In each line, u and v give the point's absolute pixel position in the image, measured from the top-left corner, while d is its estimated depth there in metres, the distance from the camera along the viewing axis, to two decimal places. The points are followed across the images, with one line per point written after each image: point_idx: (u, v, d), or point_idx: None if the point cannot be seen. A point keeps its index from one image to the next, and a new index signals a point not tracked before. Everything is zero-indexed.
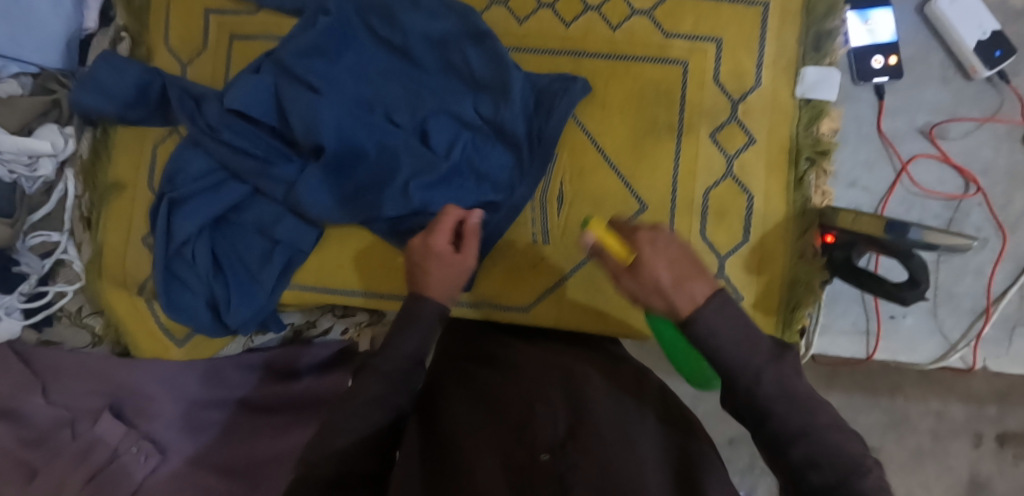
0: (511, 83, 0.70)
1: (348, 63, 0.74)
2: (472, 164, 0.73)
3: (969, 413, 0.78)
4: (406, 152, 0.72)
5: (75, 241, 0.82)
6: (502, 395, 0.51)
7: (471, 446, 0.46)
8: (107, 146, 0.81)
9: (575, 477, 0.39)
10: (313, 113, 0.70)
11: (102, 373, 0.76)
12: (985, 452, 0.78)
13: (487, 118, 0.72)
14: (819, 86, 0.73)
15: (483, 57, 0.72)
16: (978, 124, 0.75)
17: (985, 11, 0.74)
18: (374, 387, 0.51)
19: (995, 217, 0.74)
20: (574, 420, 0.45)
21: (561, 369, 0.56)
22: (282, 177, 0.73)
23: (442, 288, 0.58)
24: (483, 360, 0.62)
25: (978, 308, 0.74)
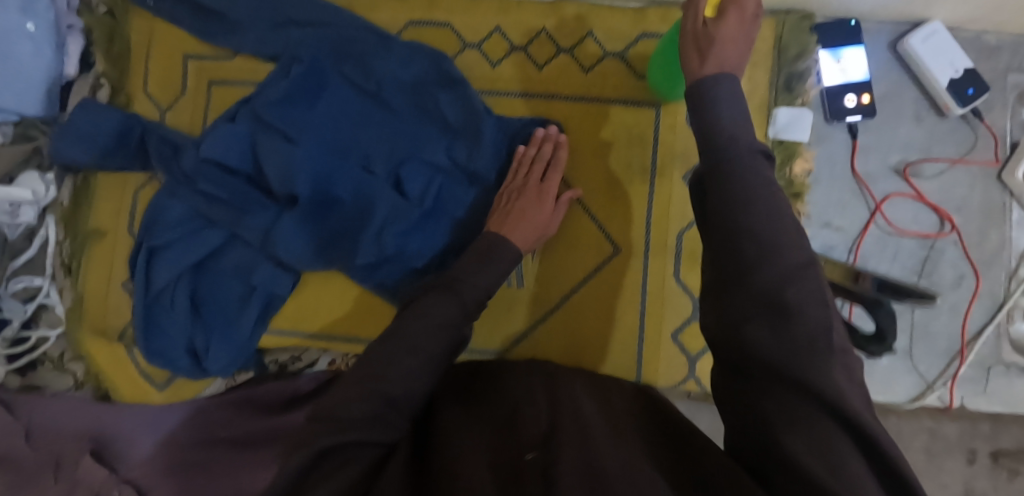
0: (483, 130, 0.72)
1: (322, 110, 0.74)
2: (446, 207, 0.74)
3: (962, 430, 0.75)
4: (380, 198, 0.71)
5: (57, 286, 0.83)
6: (485, 406, 0.52)
7: (460, 434, 0.47)
8: (88, 193, 0.83)
9: (564, 454, 0.38)
10: (289, 160, 0.71)
11: (81, 418, 0.77)
12: (980, 470, 0.74)
13: (462, 164, 0.74)
14: (791, 127, 0.74)
15: (456, 104, 0.74)
16: (951, 164, 0.76)
17: (957, 48, 0.74)
18: (438, 305, 0.57)
19: (968, 255, 0.75)
20: (562, 417, 0.44)
21: (542, 376, 0.59)
22: (257, 226, 0.73)
23: (525, 220, 0.68)
24: (474, 377, 0.64)
25: (953, 349, 0.74)
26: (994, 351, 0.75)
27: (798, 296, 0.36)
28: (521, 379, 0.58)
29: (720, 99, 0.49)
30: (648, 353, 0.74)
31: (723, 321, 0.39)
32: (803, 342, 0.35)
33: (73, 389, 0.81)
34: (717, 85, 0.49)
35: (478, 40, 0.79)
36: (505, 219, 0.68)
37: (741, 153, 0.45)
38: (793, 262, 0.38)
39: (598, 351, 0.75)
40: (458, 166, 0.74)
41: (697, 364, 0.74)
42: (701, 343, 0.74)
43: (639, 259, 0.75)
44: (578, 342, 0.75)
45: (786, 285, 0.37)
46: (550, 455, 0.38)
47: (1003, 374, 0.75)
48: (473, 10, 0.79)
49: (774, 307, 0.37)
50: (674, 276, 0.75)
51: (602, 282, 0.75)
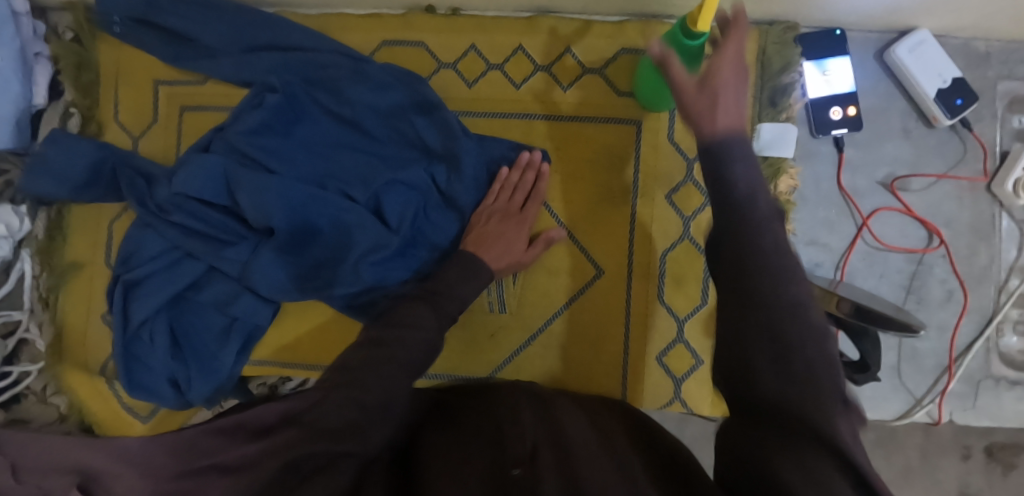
0: (461, 153, 0.70)
1: (298, 142, 0.73)
2: (426, 234, 0.73)
3: (957, 429, 0.75)
4: (360, 228, 0.70)
5: (35, 320, 0.82)
6: (470, 420, 0.54)
7: (435, 452, 0.48)
8: (64, 227, 0.82)
9: (548, 476, 0.40)
10: (266, 192, 0.69)
11: (62, 453, 0.75)
12: (974, 466, 0.75)
13: (440, 189, 0.73)
14: (776, 144, 0.72)
15: (433, 127, 0.72)
16: (935, 180, 0.74)
17: (946, 58, 0.72)
18: (420, 313, 0.59)
19: (956, 270, 0.74)
20: (546, 441, 0.46)
21: (533, 395, 0.60)
22: (235, 258, 0.72)
23: (495, 250, 0.68)
24: (464, 400, 0.63)
25: (940, 365, 0.74)
26: (983, 365, 0.74)
27: (794, 329, 0.35)
28: (509, 395, 0.60)
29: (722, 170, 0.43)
30: (633, 376, 0.74)
31: (736, 337, 0.37)
32: (795, 369, 0.34)
33: (57, 422, 0.81)
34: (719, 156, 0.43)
35: (454, 59, 0.77)
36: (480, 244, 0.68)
37: (751, 207, 0.41)
38: (794, 294, 0.36)
39: (584, 372, 0.74)
40: (438, 193, 0.73)
41: (682, 386, 0.73)
42: (686, 365, 0.73)
43: (623, 283, 0.74)
44: (564, 365, 0.74)
45: (785, 314, 0.36)
46: (534, 477, 0.40)
47: (993, 388, 0.74)
48: (448, 28, 0.77)
49: (775, 333, 0.35)
50: (658, 298, 0.73)
51: (585, 306, 0.74)
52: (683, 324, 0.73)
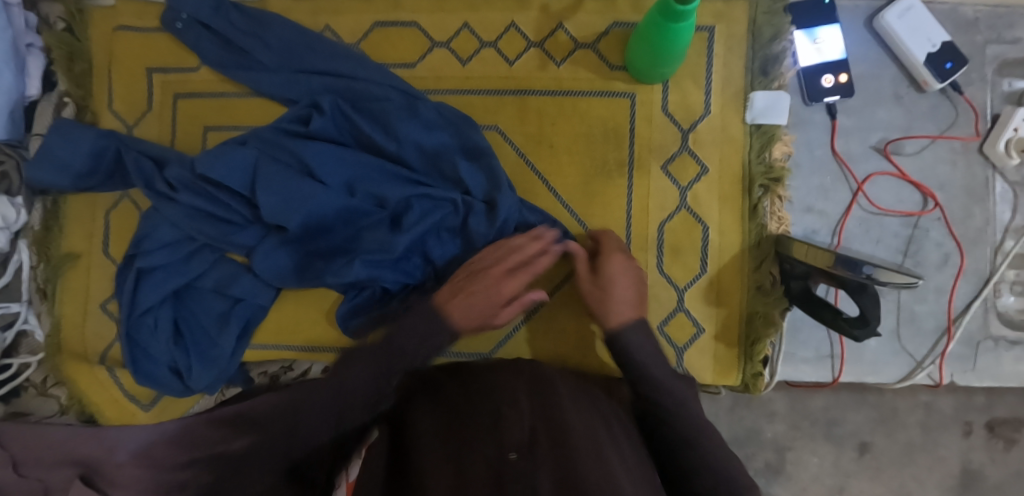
0: (500, 204, 0.68)
1: (330, 151, 0.70)
2: (426, 246, 0.71)
3: (957, 404, 0.79)
4: (371, 251, 0.68)
5: (34, 311, 0.81)
6: (461, 401, 0.53)
7: (427, 446, 0.47)
8: (60, 218, 0.82)
9: (542, 468, 0.41)
10: (289, 194, 0.68)
11: (65, 445, 0.75)
12: (975, 441, 0.79)
13: (456, 228, 0.71)
14: (770, 111, 0.73)
15: (479, 174, 0.70)
16: (932, 140, 0.75)
17: (934, 23, 0.73)
18: (358, 374, 0.59)
19: (952, 232, 0.74)
20: (541, 425, 0.47)
21: (529, 373, 0.58)
22: (243, 243, 0.72)
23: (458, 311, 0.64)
24: (453, 376, 0.62)
25: (940, 327, 0.74)
26: (982, 326, 0.75)
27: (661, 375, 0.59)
28: (504, 374, 0.57)
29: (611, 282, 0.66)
30: None
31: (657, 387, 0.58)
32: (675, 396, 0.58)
33: (59, 413, 0.81)
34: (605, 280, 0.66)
35: (446, 39, 0.77)
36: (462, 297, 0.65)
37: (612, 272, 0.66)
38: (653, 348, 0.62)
39: (587, 345, 0.75)
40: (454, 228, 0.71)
41: (684, 355, 0.74)
42: (688, 334, 0.73)
43: None
44: (563, 336, 0.75)
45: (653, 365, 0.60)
46: (530, 466, 0.41)
47: (992, 349, 0.74)
48: (440, 8, 0.77)
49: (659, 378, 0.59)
50: (657, 269, 0.74)
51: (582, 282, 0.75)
52: (684, 293, 0.74)
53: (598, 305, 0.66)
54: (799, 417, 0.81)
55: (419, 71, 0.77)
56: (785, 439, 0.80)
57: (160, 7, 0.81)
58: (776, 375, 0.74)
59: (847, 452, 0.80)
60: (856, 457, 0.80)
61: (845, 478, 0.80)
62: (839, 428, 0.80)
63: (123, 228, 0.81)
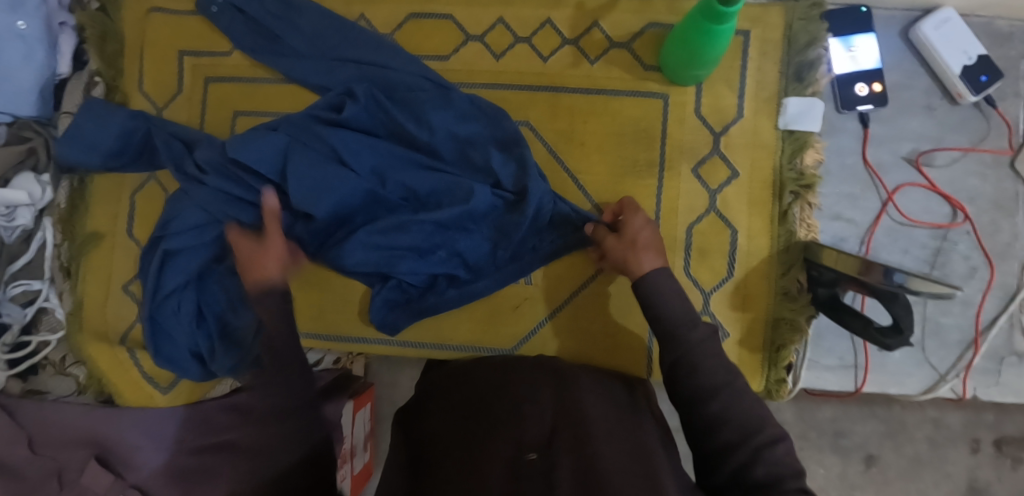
0: (530, 192, 0.67)
1: (361, 143, 0.70)
2: (453, 240, 0.69)
3: (966, 420, 0.80)
4: (405, 239, 0.68)
5: (55, 289, 0.81)
6: (480, 397, 0.51)
7: (440, 447, 0.45)
8: (85, 196, 0.82)
9: (561, 464, 0.39)
10: (311, 182, 0.67)
11: (84, 424, 0.74)
12: (983, 458, 0.80)
13: (490, 219, 0.70)
14: (802, 117, 0.73)
15: (510, 164, 0.69)
16: (963, 152, 0.75)
17: (970, 35, 0.73)
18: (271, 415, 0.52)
19: (981, 245, 0.74)
20: (564, 420, 0.45)
21: (552, 370, 0.55)
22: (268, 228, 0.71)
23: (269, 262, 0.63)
24: (471, 366, 0.60)
25: (965, 340, 0.74)
26: (1005, 340, 0.75)
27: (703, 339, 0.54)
28: (524, 370, 0.55)
29: (636, 223, 0.65)
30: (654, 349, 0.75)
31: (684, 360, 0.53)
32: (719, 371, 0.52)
33: (76, 393, 0.81)
34: (632, 222, 0.65)
35: (481, 33, 0.77)
36: (252, 269, 0.63)
37: (636, 217, 0.65)
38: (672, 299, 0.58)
39: (608, 345, 0.75)
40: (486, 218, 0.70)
41: None
42: None
43: None
44: (586, 335, 0.75)
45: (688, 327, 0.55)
46: (550, 462, 0.40)
47: (1015, 365, 0.74)
48: (476, 2, 0.77)
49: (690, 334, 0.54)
50: (683, 270, 0.73)
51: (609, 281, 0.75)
52: (709, 297, 0.73)
53: (630, 248, 0.63)
54: (807, 427, 0.82)
55: (452, 63, 0.77)
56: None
57: None
58: (799, 382, 0.73)
59: (854, 465, 0.81)
60: (862, 470, 0.81)
61: (850, 490, 0.80)
62: (846, 439, 0.81)
63: (149, 210, 0.81)
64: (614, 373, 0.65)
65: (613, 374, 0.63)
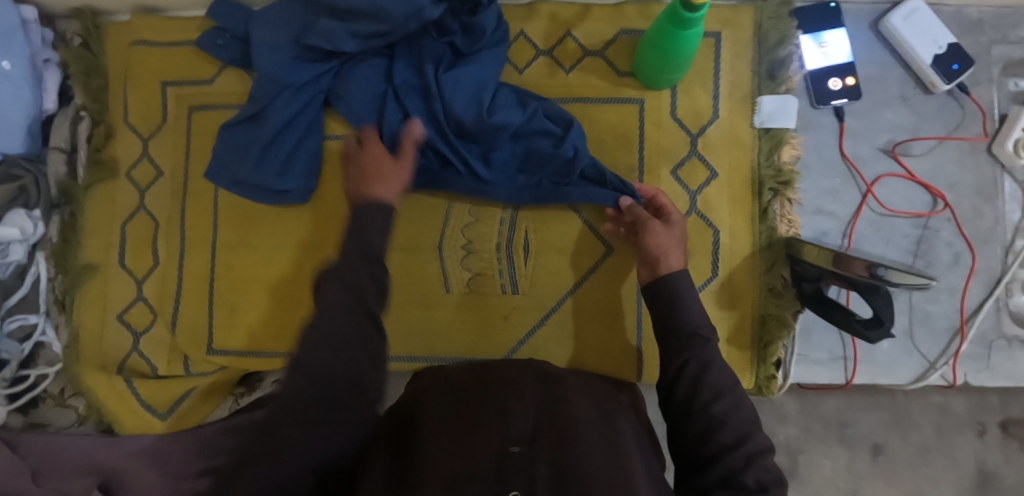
0: (568, 139, 0.70)
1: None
2: (490, 147, 0.72)
3: (970, 405, 0.81)
4: (444, 118, 0.71)
5: (52, 322, 0.83)
6: (474, 395, 0.50)
7: (430, 444, 0.43)
8: (77, 228, 0.83)
9: (540, 462, 0.39)
10: (357, 78, 0.74)
11: (89, 454, 0.76)
12: (990, 441, 0.80)
13: (527, 145, 0.72)
14: (777, 115, 0.74)
15: (548, 134, 0.71)
16: (939, 141, 0.76)
17: (939, 25, 0.74)
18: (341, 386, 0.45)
19: (962, 232, 0.75)
20: (548, 419, 0.45)
21: (538, 372, 0.55)
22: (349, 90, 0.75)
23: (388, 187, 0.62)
24: (461, 369, 0.59)
25: (952, 327, 0.74)
26: (994, 325, 0.75)
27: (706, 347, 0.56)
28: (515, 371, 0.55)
29: (674, 217, 0.68)
30: (647, 353, 0.75)
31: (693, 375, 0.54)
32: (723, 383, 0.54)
33: (76, 423, 0.82)
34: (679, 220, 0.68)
35: None
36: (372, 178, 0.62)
37: (677, 216, 0.68)
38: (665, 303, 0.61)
39: (599, 350, 0.76)
40: (518, 136, 0.72)
41: None
42: None
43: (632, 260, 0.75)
44: (578, 341, 0.76)
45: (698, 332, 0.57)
46: (531, 458, 0.40)
47: (1006, 348, 0.75)
48: None
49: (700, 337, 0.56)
50: None
51: (596, 285, 0.76)
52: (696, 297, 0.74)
53: (678, 239, 0.66)
54: (811, 419, 0.82)
55: None
56: (798, 442, 0.82)
57: (173, 20, 0.82)
58: (790, 377, 0.74)
59: (861, 455, 0.81)
60: (869, 460, 0.81)
61: (858, 481, 0.81)
62: (852, 430, 0.82)
63: (140, 239, 0.82)
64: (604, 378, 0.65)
65: (608, 381, 0.64)
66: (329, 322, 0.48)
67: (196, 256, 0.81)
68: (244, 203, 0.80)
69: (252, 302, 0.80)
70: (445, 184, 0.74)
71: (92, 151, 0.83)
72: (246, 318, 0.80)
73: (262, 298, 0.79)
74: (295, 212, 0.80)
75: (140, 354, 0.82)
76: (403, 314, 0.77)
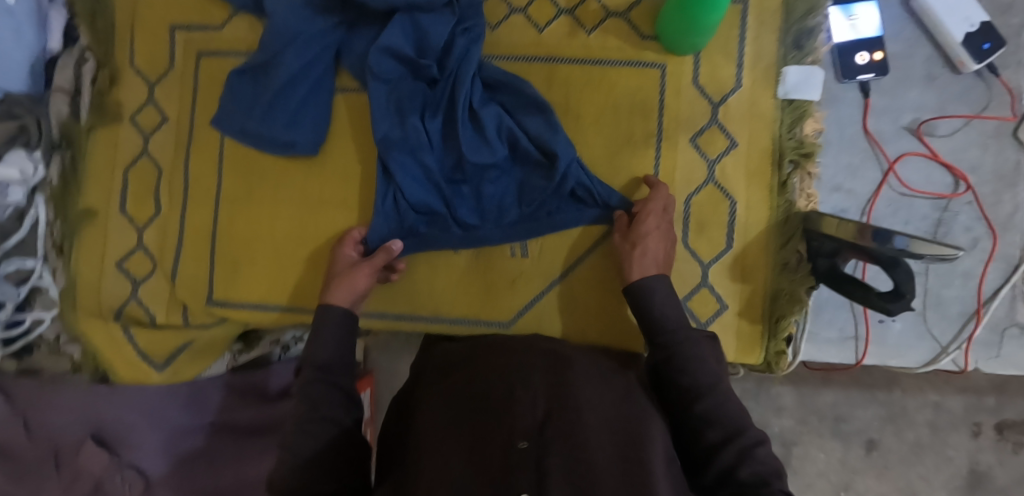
0: (558, 155, 0.68)
1: (435, 16, 0.69)
2: (483, 182, 0.72)
3: (967, 404, 0.83)
4: (436, 170, 0.71)
5: (49, 267, 0.80)
6: (481, 384, 0.49)
7: (436, 447, 0.43)
8: (78, 174, 0.80)
9: (550, 456, 0.39)
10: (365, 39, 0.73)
11: (86, 402, 0.76)
12: (984, 442, 0.83)
13: (521, 178, 0.72)
14: (802, 86, 0.72)
15: (538, 154, 0.70)
16: (966, 120, 0.74)
17: (973, 2, 0.72)
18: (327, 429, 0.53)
19: (984, 215, 0.73)
20: (556, 405, 0.44)
21: (548, 353, 0.53)
22: (362, 46, 0.73)
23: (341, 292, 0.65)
24: (471, 351, 0.58)
25: (967, 311, 0.73)
26: (1008, 312, 0.73)
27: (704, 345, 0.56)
28: (522, 352, 0.54)
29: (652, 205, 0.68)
30: None
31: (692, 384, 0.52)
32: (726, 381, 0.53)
33: (71, 372, 0.80)
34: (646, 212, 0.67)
35: None
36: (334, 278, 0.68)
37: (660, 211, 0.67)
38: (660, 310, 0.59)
39: (607, 319, 0.74)
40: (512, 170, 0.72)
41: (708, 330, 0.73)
42: (711, 309, 0.72)
43: None
44: (585, 308, 0.74)
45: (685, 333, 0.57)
46: (540, 454, 0.39)
47: (1018, 336, 0.73)
48: None
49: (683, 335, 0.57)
50: (682, 242, 0.72)
51: (608, 251, 0.73)
52: (707, 269, 0.72)
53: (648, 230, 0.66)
54: (812, 405, 0.86)
55: None
56: (793, 433, 0.86)
57: None
58: (799, 354, 0.73)
59: (855, 449, 0.85)
60: (863, 454, 0.85)
61: (851, 474, 0.85)
62: (846, 425, 0.85)
63: (142, 187, 0.80)
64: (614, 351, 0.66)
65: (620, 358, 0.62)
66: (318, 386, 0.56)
67: (198, 209, 0.79)
68: (249, 156, 0.78)
69: (254, 257, 0.77)
70: (436, 243, 0.73)
71: (96, 94, 0.80)
72: (246, 273, 0.78)
73: (265, 253, 0.77)
74: (301, 162, 0.77)
75: (138, 302, 0.80)
76: (409, 275, 0.76)
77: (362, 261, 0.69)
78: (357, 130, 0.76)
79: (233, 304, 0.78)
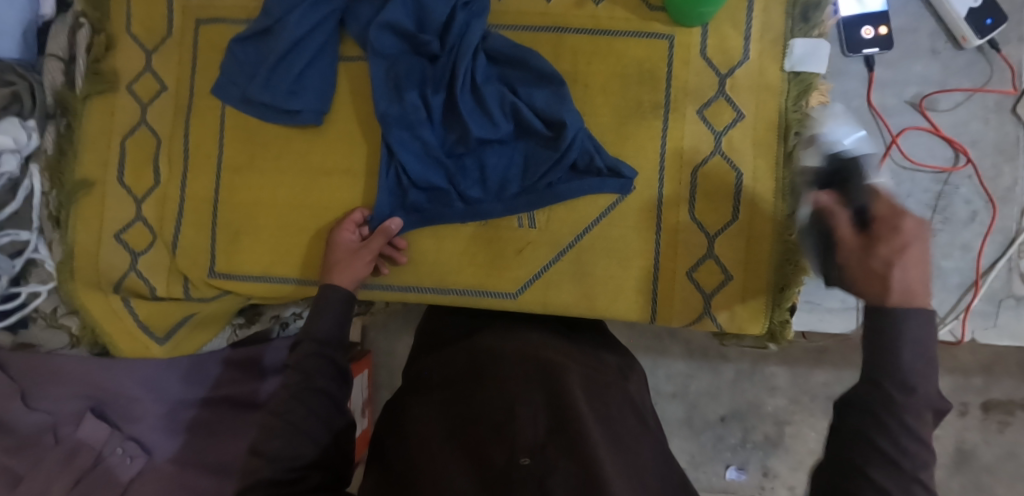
0: (567, 124, 0.68)
1: None
2: (485, 158, 0.72)
3: (955, 385, 0.85)
4: (436, 145, 0.71)
5: (45, 239, 0.80)
6: (480, 394, 0.48)
7: (436, 457, 0.43)
8: (73, 142, 0.79)
9: (552, 475, 0.38)
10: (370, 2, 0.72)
11: (83, 375, 0.74)
12: (971, 421, 0.85)
13: (525, 150, 0.72)
14: (808, 58, 0.72)
15: (545, 129, 0.70)
16: (967, 95, 0.75)
17: None
18: (318, 402, 0.53)
19: (984, 188, 0.74)
20: (557, 420, 0.43)
21: (546, 363, 0.52)
22: (366, 12, 0.72)
23: (345, 275, 0.67)
24: (470, 354, 0.57)
25: (966, 282, 0.74)
26: (1005, 284, 0.74)
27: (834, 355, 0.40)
28: (521, 359, 0.53)
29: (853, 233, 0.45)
30: (661, 291, 0.74)
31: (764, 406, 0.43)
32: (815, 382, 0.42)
33: (69, 345, 0.80)
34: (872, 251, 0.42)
35: None
36: (339, 261, 0.69)
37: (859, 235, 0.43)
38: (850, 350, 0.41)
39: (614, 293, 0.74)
40: (515, 147, 0.72)
41: (712, 300, 0.74)
42: (717, 280, 0.74)
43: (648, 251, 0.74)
44: (589, 282, 0.74)
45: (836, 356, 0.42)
46: (541, 473, 0.38)
47: (1014, 308, 0.74)
48: None
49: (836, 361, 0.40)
50: (688, 215, 0.73)
51: (614, 225, 0.73)
52: (713, 240, 0.73)
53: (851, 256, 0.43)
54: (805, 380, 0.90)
55: None
56: (786, 413, 0.91)
57: None
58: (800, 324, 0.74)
59: None
60: None
61: None
62: None
63: (141, 156, 0.79)
64: (602, 347, 0.67)
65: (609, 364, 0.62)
66: (309, 361, 0.55)
67: (199, 178, 0.77)
68: (250, 126, 0.76)
69: (256, 228, 0.76)
70: (437, 218, 0.73)
71: (90, 62, 0.78)
72: (249, 243, 0.77)
73: (268, 224, 0.76)
74: (302, 133, 0.76)
75: (137, 274, 0.78)
76: (415, 243, 0.76)
77: (363, 244, 0.70)
78: (361, 99, 0.75)
79: (235, 278, 0.77)
